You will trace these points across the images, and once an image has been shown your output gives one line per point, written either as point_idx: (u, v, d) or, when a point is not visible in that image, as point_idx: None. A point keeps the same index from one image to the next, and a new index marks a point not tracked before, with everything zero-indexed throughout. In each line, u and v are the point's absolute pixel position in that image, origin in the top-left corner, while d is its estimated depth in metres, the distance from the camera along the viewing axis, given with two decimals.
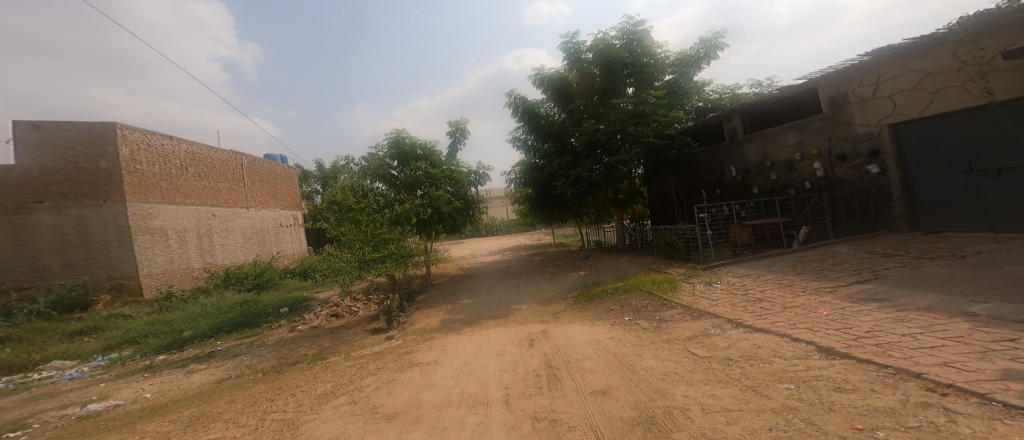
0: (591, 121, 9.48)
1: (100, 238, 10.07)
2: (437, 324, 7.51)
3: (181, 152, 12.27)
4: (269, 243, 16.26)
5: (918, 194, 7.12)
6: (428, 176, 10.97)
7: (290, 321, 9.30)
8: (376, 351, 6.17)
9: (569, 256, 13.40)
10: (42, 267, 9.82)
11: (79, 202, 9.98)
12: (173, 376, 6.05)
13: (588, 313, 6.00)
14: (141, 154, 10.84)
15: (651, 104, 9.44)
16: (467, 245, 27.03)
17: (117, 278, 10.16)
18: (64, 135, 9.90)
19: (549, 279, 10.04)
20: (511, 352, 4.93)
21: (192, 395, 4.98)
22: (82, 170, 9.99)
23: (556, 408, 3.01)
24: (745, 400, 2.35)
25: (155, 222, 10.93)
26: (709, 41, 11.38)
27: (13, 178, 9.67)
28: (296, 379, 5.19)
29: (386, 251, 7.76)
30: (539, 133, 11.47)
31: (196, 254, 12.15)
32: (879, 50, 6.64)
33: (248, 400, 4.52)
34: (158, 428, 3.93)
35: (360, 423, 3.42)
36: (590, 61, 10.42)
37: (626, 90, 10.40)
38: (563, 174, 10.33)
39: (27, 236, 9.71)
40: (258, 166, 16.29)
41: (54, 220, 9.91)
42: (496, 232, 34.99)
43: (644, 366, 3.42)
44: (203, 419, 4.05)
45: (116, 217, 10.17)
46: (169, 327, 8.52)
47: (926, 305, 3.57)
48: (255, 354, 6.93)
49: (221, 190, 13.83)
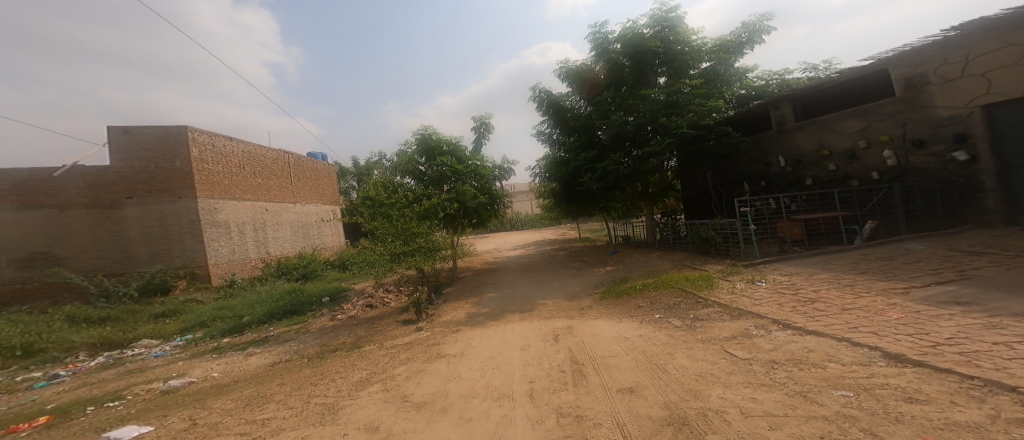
0: (618, 113, 9.29)
1: (176, 230, 10.86)
2: (463, 317, 7.63)
3: (240, 152, 12.97)
4: (312, 236, 17.01)
5: (1015, 183, 6.56)
6: (453, 171, 11.08)
7: (331, 310, 9.72)
8: (407, 342, 6.33)
9: (595, 252, 13.22)
10: (131, 255, 10.68)
11: (158, 198, 10.74)
12: (234, 358, 6.45)
13: (616, 310, 5.90)
14: (208, 154, 11.55)
15: (685, 94, 9.15)
16: (497, 239, 27.22)
17: (190, 265, 10.94)
18: (146, 138, 10.68)
19: (574, 274, 9.95)
20: (536, 347, 4.92)
21: (250, 377, 5.31)
22: (162, 169, 10.75)
23: (581, 404, 2.98)
24: (792, 405, 2.24)
25: (220, 215, 11.64)
26: (754, 25, 10.80)
27: (107, 177, 10.53)
28: (336, 365, 5.41)
29: (416, 245, 7.87)
30: (564, 127, 11.33)
31: (253, 246, 12.87)
32: (972, 23, 6.10)
33: (296, 383, 4.76)
34: (223, 405, 4.21)
35: (392, 410, 3.52)
36: (619, 51, 10.14)
37: (658, 80, 10.06)
38: (590, 168, 10.20)
39: (120, 227, 10.59)
40: (302, 164, 17.00)
41: (140, 215, 10.72)
42: (522, 226, 35.19)
43: (676, 366, 3.32)
44: (259, 399, 4.29)
45: (189, 211, 10.92)
46: (233, 312, 9.10)
47: (1022, 311, 3.26)
48: (302, 341, 7.29)
49: (272, 186, 14.53)
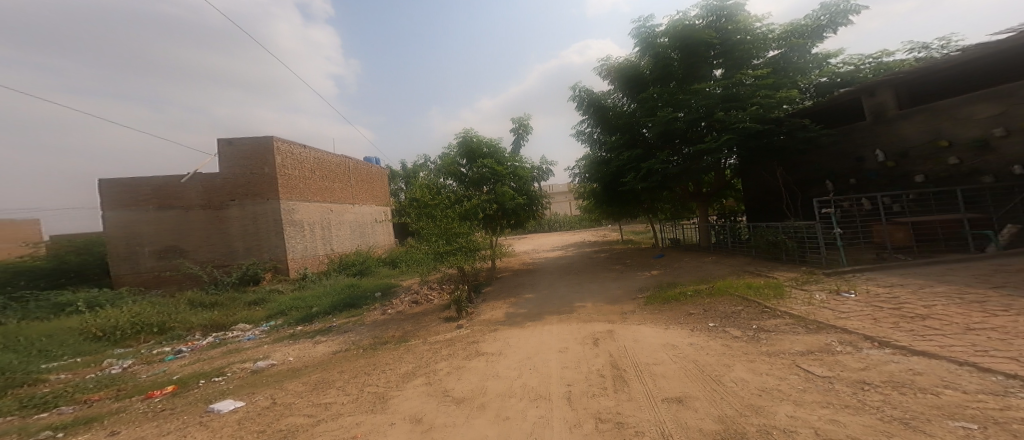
0: (666, 109, 8.92)
1: (265, 228, 12.03)
2: (502, 316, 7.66)
3: (312, 158, 14.07)
4: (367, 235, 17.97)
5: None
6: (492, 173, 11.20)
7: (383, 305, 10.17)
8: (449, 338, 6.47)
9: (639, 255, 12.77)
10: (232, 250, 12.01)
11: (252, 201, 11.97)
12: (305, 345, 6.97)
13: (663, 316, 5.64)
14: (288, 161, 12.68)
15: (748, 87, 8.61)
16: (540, 240, 27.17)
17: (275, 260, 12.08)
18: (243, 149, 11.95)
19: (616, 277, 9.67)
20: (574, 350, 4.83)
21: (318, 363, 5.70)
22: (255, 175, 11.98)
23: (622, 411, 2.86)
24: (887, 432, 1.99)
25: (297, 216, 12.72)
26: (835, 6, 9.89)
27: (216, 183, 11.93)
28: (386, 357, 5.64)
29: (457, 245, 8.00)
30: (606, 126, 11.06)
31: (321, 243, 13.89)
32: None
33: (354, 371, 5.04)
34: (295, 388, 4.56)
35: (434, 404, 3.59)
36: (666, 45, 9.71)
37: (713, 72, 9.53)
38: (633, 167, 9.87)
39: (224, 226, 11.94)
40: (360, 168, 17.99)
41: (239, 215, 12.00)
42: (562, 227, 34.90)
43: (734, 379, 3.09)
44: (324, 384, 4.59)
45: (274, 211, 12.05)
46: (303, 303, 9.94)
47: None
48: (358, 332, 7.69)
49: (336, 189, 15.52)
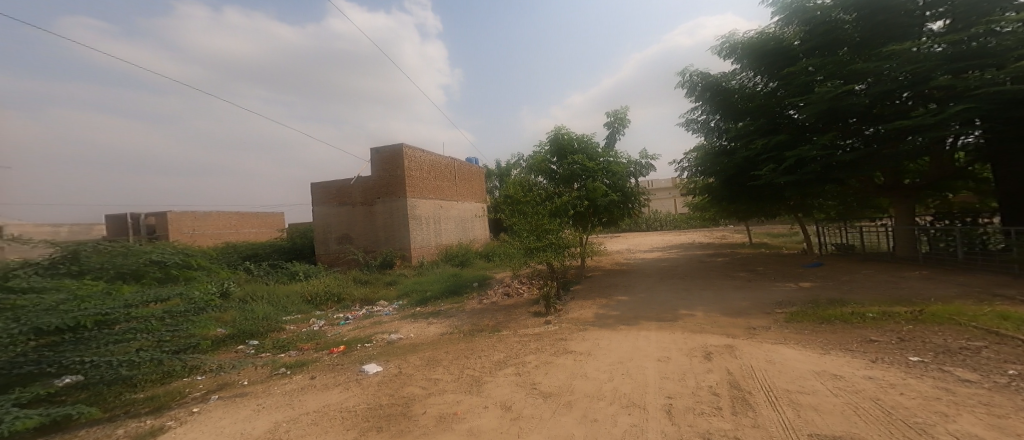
0: (829, 85, 7.40)
1: (399, 220, 14.69)
2: (592, 316, 7.30)
3: (430, 161, 16.28)
4: (469, 229, 19.47)
5: None
6: (585, 169, 10.82)
7: (479, 294, 10.75)
8: (537, 333, 6.40)
9: (768, 263, 10.93)
10: (377, 239, 15.00)
11: (390, 198, 14.73)
12: (421, 325, 8.09)
13: (812, 340, 4.59)
14: (412, 164, 15.07)
15: (1012, 36, 6.30)
16: (637, 239, 25.76)
17: (403, 249, 14.67)
18: (384, 155, 14.78)
19: (735, 287, 8.45)
20: (678, 361, 4.30)
21: (429, 342, 6.60)
22: (392, 177, 14.68)
23: (741, 437, 2.43)
24: None
25: (418, 210, 15.10)
26: None
27: (368, 184, 15.06)
28: (480, 343, 5.98)
29: (547, 241, 7.90)
30: (733, 113, 9.85)
31: (434, 235, 16.15)
32: None
33: (456, 353, 5.55)
34: (412, 361, 5.51)
35: (522, 394, 3.68)
36: (831, 7, 8.11)
37: (930, 26, 7.37)
38: (773, 157, 8.53)
39: (372, 218, 15.04)
40: (463, 168, 19.36)
41: (382, 210, 14.90)
42: (665, 226, 32.39)
43: (943, 432, 2.29)
44: (434, 361, 5.32)
45: (403, 207, 14.60)
46: (419, 288, 11.66)
47: None
48: (460, 318, 8.32)
49: (444, 187, 17.31)
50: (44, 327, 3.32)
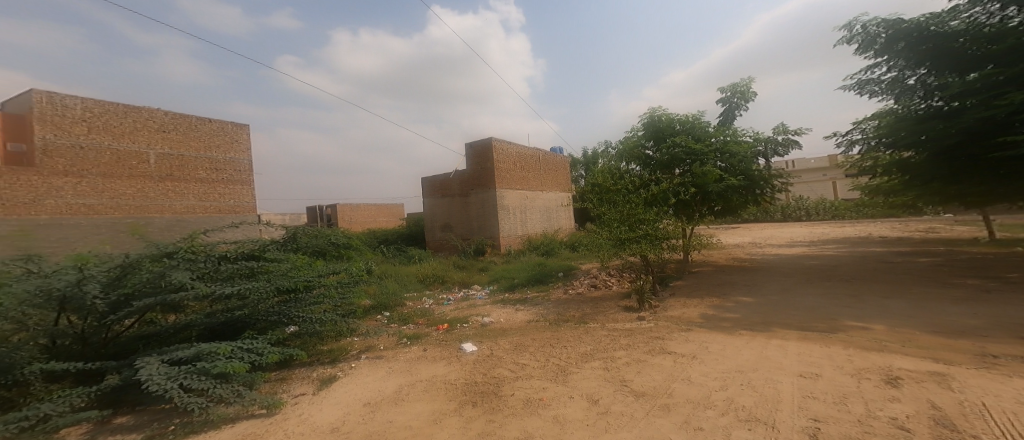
0: None
1: (489, 211, 16.03)
2: (695, 316, 6.40)
3: (515, 153, 17.20)
4: (554, 219, 19.74)
5: None
6: (690, 150, 9.29)
7: (565, 284, 10.67)
8: (627, 328, 6.04)
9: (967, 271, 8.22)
10: (473, 228, 16.57)
11: (482, 190, 16.19)
12: (508, 311, 8.61)
13: None
14: (500, 157, 16.26)
15: None
16: (761, 231, 22.23)
17: (490, 239, 15.98)
18: (476, 151, 16.37)
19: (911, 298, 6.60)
20: (826, 378, 3.50)
21: (512, 330, 7.09)
22: (484, 170, 16.10)
23: None
24: None
25: (506, 201, 16.28)
26: None
27: (463, 177, 16.82)
28: (567, 334, 6.25)
29: (641, 232, 6.81)
30: (957, 61, 7.29)
31: (520, 225, 17.06)
32: None
33: (541, 344, 5.94)
34: (501, 346, 6.06)
35: (611, 391, 3.81)
36: None
37: None
38: None
39: (467, 209, 16.75)
40: (547, 158, 19.56)
41: (475, 201, 16.50)
42: (798, 216, 27.37)
43: None
44: (521, 348, 5.87)
45: (493, 198, 15.92)
46: (507, 274, 12.40)
47: None
48: (544, 307, 8.52)
49: (530, 178, 18.07)
50: (281, 287, 4.80)
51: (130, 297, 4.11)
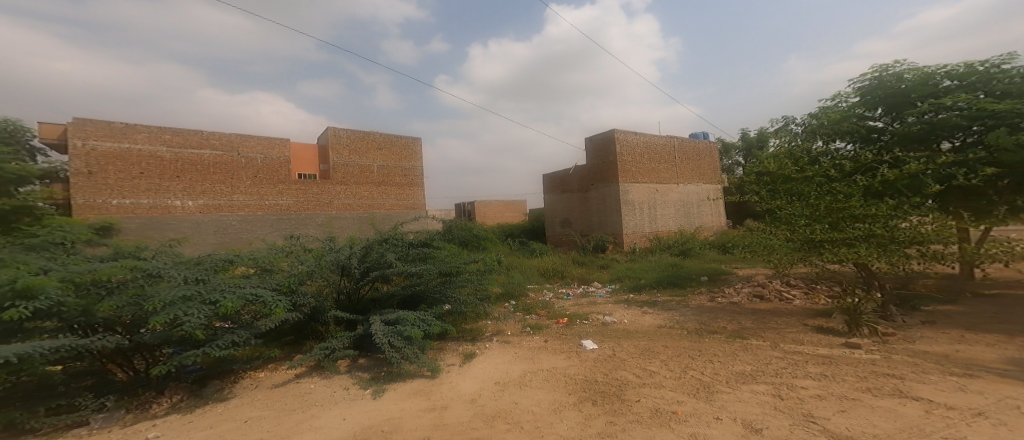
0: None
1: (612, 207, 15.36)
2: (929, 352, 4.57)
3: (642, 143, 15.86)
4: (693, 215, 17.52)
5: None
6: (977, 114, 6.12)
7: (710, 290, 9.25)
8: (822, 355, 4.76)
9: None
10: (596, 224, 16.13)
11: (603, 184, 15.61)
12: (635, 312, 7.94)
13: None
14: (625, 148, 15.25)
15: None
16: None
17: (614, 235, 15.23)
18: (597, 143, 15.78)
19: None
20: None
21: (641, 332, 6.52)
22: (607, 163, 15.39)
23: None
24: None
25: (630, 196, 15.25)
26: None
27: (583, 171, 16.50)
28: (716, 348, 5.37)
29: (854, 233, 4.89)
30: None
31: (648, 220, 15.78)
32: None
33: (677, 353, 5.29)
34: (628, 349, 5.62)
35: (784, 424, 3.07)
36: None
37: None
38: None
39: (588, 204, 16.41)
40: (685, 146, 17.45)
41: (597, 196, 16.01)
42: None
43: None
44: (651, 353, 5.36)
45: (617, 192, 15.10)
46: (634, 273, 11.50)
47: None
48: (681, 313, 7.50)
49: (662, 170, 16.49)
50: (444, 270, 6.21)
51: (368, 271, 6.19)
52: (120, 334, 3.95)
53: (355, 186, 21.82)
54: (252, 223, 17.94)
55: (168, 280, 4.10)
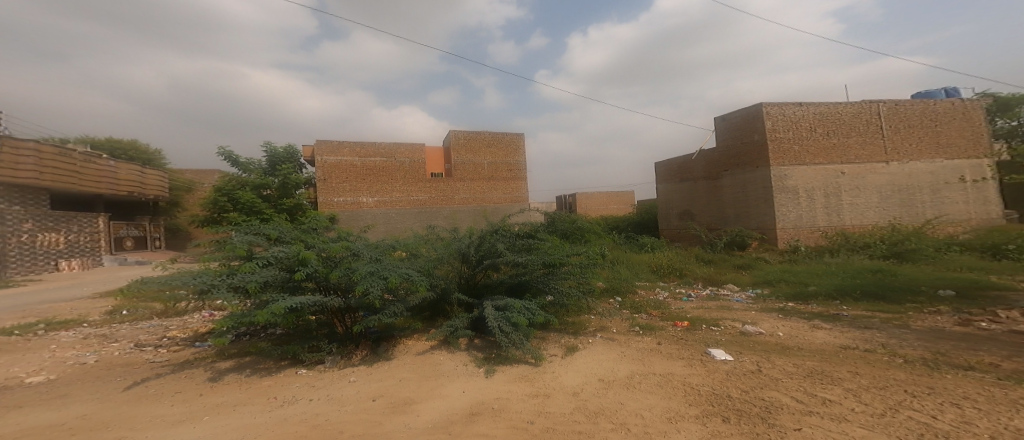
0: None
1: (756, 196, 15.10)
2: None
3: (812, 115, 14.70)
4: (916, 204, 14.58)
5: None
6: None
7: (952, 310, 7.25)
8: None
9: None
10: (741, 212, 15.82)
11: (744, 169, 15.53)
12: (801, 326, 6.95)
13: None
14: (780, 123, 14.60)
15: None
16: None
17: (763, 229, 14.92)
18: (737, 122, 15.72)
19: None
20: None
21: (815, 350, 5.60)
22: (747, 144, 15.31)
23: None
24: None
25: (789, 181, 14.42)
26: None
27: (713, 157, 16.81)
28: (953, 387, 3.95)
29: None
30: None
31: (824, 213, 14.49)
32: None
33: (879, 382, 4.19)
34: (787, 367, 4.91)
35: None
36: None
37: None
38: None
39: (719, 194, 16.63)
40: (903, 110, 14.83)
41: (732, 183, 16.10)
42: None
43: None
44: (823, 376, 4.49)
45: (764, 178, 14.75)
46: (794, 279, 10.66)
47: None
48: (893, 334, 6.07)
49: (852, 146, 14.62)
50: (544, 262, 7.64)
51: (482, 256, 8.09)
52: (341, 294, 6.51)
53: (472, 181, 34.84)
54: (399, 215, 32.60)
55: (363, 255, 6.57)
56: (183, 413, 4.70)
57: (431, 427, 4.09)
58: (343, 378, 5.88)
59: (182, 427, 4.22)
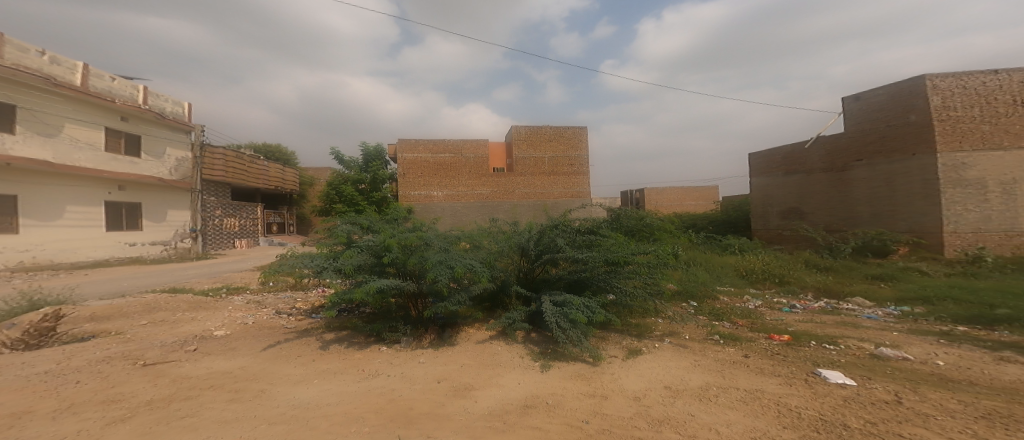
0: None
1: (908, 191, 12.56)
2: None
3: (1014, 84, 11.79)
4: None
5: None
6: None
7: None
8: None
9: None
10: (886, 210, 13.22)
11: (890, 158, 13.00)
12: (979, 357, 5.54)
13: None
14: (952, 99, 11.89)
15: None
16: None
17: (917, 233, 12.40)
18: (880, 102, 13.28)
19: None
20: None
21: (994, 387, 4.45)
22: (895, 127, 12.85)
23: None
24: None
25: (971, 172, 11.67)
26: None
27: (842, 143, 14.40)
28: None
29: None
30: None
31: None
32: None
33: None
34: (952, 404, 3.90)
35: None
36: None
37: None
38: None
39: (848, 188, 14.22)
40: None
41: (868, 175, 13.64)
42: None
43: None
44: (1011, 421, 3.48)
45: (926, 167, 12.05)
46: (965, 297, 8.68)
47: None
48: None
49: None
50: (607, 259, 7.32)
51: (542, 251, 8.03)
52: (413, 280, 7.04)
53: (532, 176, 35.02)
54: (465, 208, 34.09)
55: (436, 246, 7.09)
56: (302, 374, 5.65)
57: (488, 414, 4.29)
58: (414, 360, 6.36)
59: (301, 387, 5.10)
